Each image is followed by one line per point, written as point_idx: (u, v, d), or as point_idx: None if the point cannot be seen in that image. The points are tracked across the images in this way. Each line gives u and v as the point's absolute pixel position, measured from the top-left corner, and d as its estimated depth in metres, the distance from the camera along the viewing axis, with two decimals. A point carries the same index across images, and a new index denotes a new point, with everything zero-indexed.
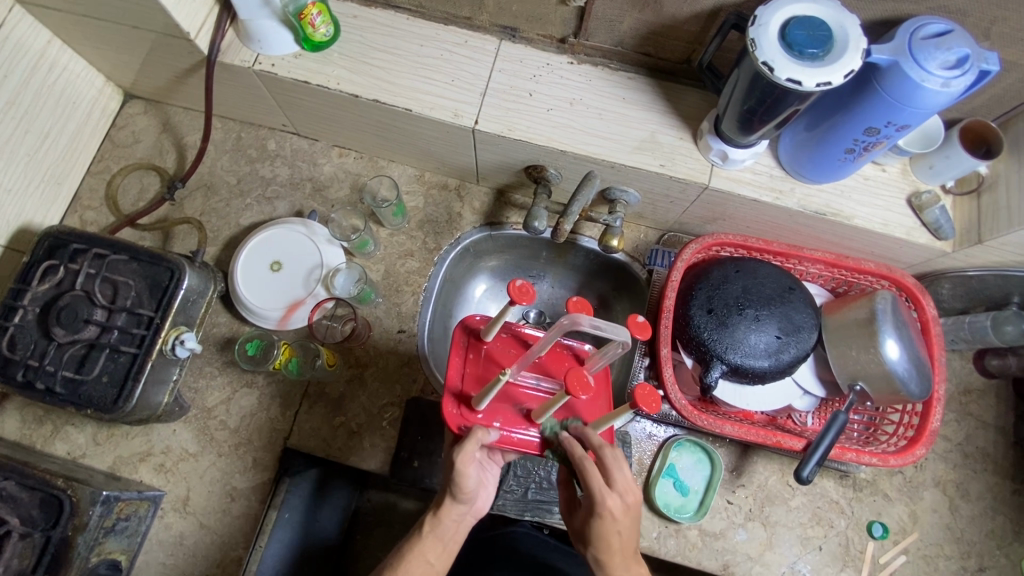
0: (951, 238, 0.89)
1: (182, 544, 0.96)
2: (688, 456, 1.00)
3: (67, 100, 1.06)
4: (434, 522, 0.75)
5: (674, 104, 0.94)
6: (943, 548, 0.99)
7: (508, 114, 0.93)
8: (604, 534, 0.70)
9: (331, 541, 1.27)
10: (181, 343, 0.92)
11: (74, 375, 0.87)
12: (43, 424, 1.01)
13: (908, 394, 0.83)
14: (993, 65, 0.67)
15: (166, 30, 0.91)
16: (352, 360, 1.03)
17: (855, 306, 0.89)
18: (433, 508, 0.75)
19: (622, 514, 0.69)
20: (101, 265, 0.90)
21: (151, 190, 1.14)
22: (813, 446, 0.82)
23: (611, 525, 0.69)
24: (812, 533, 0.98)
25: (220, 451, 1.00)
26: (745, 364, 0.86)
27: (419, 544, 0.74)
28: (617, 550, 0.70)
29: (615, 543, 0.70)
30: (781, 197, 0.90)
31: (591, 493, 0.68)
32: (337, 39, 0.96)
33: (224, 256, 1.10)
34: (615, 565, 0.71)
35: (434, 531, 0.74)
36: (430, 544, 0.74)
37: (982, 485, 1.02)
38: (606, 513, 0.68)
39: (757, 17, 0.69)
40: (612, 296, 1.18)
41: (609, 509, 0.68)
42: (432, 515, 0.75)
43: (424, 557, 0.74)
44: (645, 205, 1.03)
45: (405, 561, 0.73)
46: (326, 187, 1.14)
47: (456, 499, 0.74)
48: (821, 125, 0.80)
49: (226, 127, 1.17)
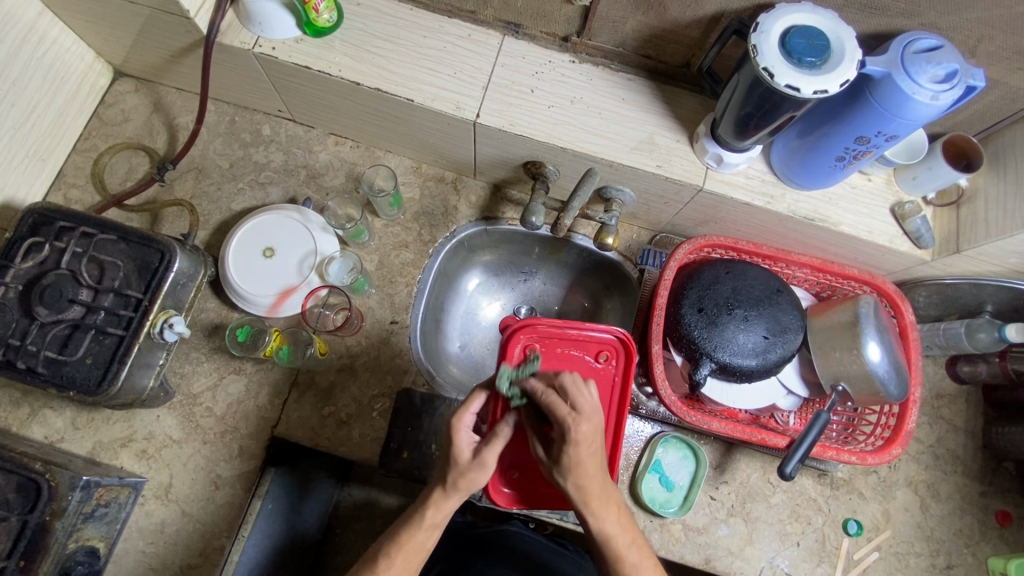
0: (931, 247, 0.93)
1: (163, 532, 0.94)
2: (673, 453, 1.02)
3: (56, 74, 1.03)
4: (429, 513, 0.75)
5: (672, 107, 0.96)
6: (913, 546, 1.03)
7: (509, 109, 0.94)
8: (583, 460, 0.70)
9: (311, 535, 1.25)
10: (169, 326, 0.90)
11: (57, 356, 0.84)
12: (19, 406, 0.98)
13: (888, 395, 0.86)
14: (979, 81, 0.70)
15: (163, 7, 0.89)
16: (343, 350, 1.03)
17: (840, 310, 0.92)
18: (432, 502, 0.75)
19: (593, 436, 0.71)
20: (89, 244, 0.88)
21: (140, 170, 1.12)
22: (797, 443, 0.85)
23: (588, 450, 0.71)
24: (790, 529, 1.01)
25: (205, 438, 0.98)
26: (733, 363, 0.89)
27: (414, 533, 0.75)
28: (594, 471, 0.71)
29: (591, 466, 0.71)
30: (772, 202, 0.93)
31: (562, 422, 0.70)
32: (340, 25, 0.96)
33: (214, 241, 1.08)
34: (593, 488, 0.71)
35: (434, 524, 0.75)
36: (428, 533, 0.75)
37: (951, 486, 1.06)
38: (579, 438, 0.70)
39: (759, 24, 0.71)
40: (602, 294, 1.20)
41: (581, 432, 0.69)
42: (432, 508, 0.75)
43: (417, 544, 0.75)
44: (639, 205, 1.05)
45: (399, 547, 0.74)
46: (322, 175, 1.13)
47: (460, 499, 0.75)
48: (814, 132, 0.83)
49: (220, 110, 1.15)
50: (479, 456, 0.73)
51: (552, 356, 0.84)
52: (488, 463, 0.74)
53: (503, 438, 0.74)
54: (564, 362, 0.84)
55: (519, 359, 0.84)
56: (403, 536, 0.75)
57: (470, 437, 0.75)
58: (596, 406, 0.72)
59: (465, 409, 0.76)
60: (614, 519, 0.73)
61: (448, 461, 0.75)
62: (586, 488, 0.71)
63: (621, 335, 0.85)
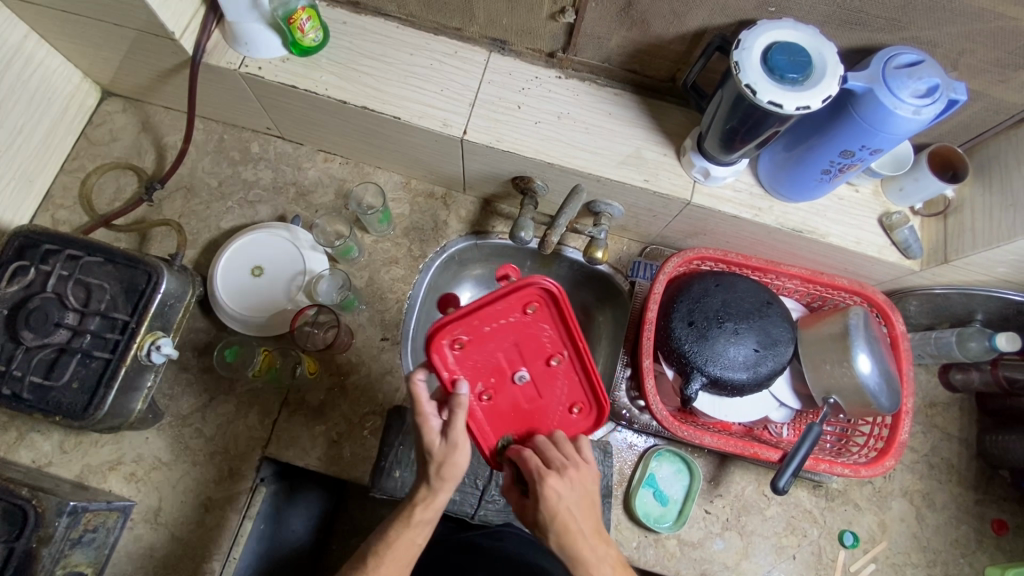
0: (920, 257, 0.93)
1: (152, 556, 0.93)
2: (667, 466, 1.02)
3: (42, 95, 1.03)
4: (413, 509, 0.74)
5: (658, 121, 0.96)
6: (910, 556, 1.02)
7: (496, 125, 0.94)
8: (559, 511, 0.70)
9: (307, 552, 1.24)
10: (157, 348, 0.89)
11: (43, 381, 0.84)
12: (6, 430, 0.97)
13: (879, 407, 0.86)
14: (961, 95, 0.71)
15: (149, 29, 0.89)
16: (334, 368, 1.02)
17: (830, 321, 0.92)
18: (421, 498, 0.74)
19: (567, 488, 0.72)
20: (75, 267, 0.87)
21: (128, 190, 1.11)
22: (789, 457, 0.85)
23: (563, 501, 0.71)
24: (786, 542, 1.01)
25: (194, 460, 0.97)
26: (723, 376, 0.88)
27: (402, 531, 0.73)
28: (575, 528, 0.70)
29: (572, 521, 0.70)
30: (760, 214, 0.93)
31: (532, 476, 0.73)
32: (326, 44, 0.96)
33: (202, 260, 1.08)
34: (579, 545, 0.69)
35: (423, 520, 0.74)
36: (419, 528, 0.74)
37: (946, 495, 1.05)
38: (549, 491, 0.71)
39: (741, 40, 0.72)
40: (594, 306, 1.20)
41: (550, 487, 0.71)
42: (420, 504, 0.74)
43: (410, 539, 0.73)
44: (628, 218, 1.04)
45: (388, 546, 0.73)
46: (311, 193, 1.13)
47: (448, 490, 0.75)
48: (799, 145, 0.83)
49: (208, 129, 1.15)
50: (451, 437, 0.74)
51: (478, 335, 0.79)
52: (462, 440, 0.74)
53: (461, 407, 0.76)
54: (496, 335, 0.80)
55: (449, 355, 0.79)
56: (392, 533, 0.73)
57: (435, 424, 0.75)
58: (573, 460, 0.76)
59: (419, 403, 0.74)
60: None
61: (424, 455, 0.75)
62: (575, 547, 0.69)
63: (546, 285, 0.77)
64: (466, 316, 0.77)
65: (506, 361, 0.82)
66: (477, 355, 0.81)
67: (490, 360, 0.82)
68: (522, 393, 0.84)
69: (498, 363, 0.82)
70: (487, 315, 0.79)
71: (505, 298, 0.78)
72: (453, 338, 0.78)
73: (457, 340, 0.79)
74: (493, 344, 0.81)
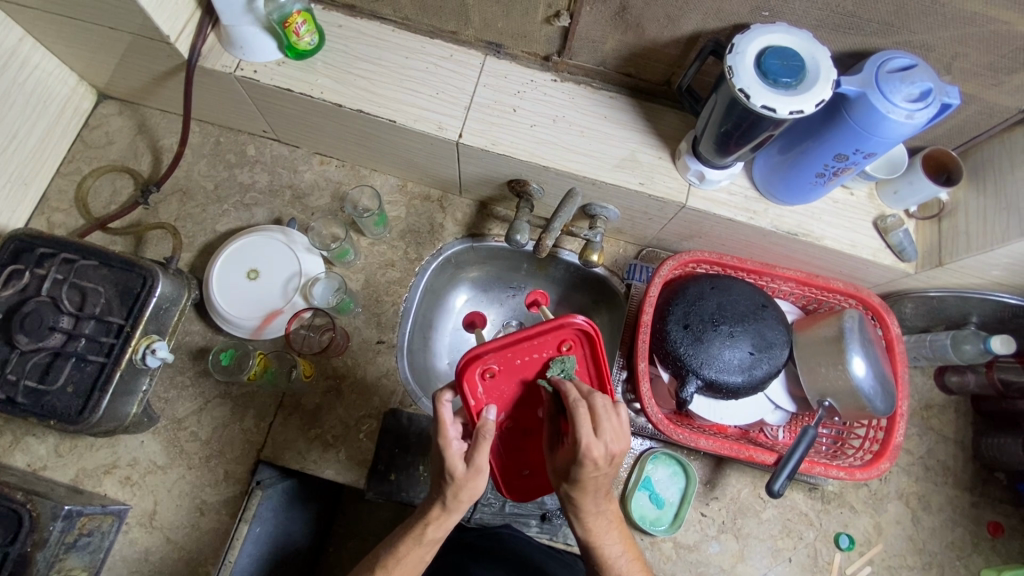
0: (914, 260, 0.93)
1: (147, 560, 0.93)
2: (663, 469, 1.01)
3: (38, 98, 1.03)
4: (425, 528, 0.74)
5: (653, 124, 0.96)
6: (906, 559, 1.02)
7: (492, 128, 0.94)
8: (587, 478, 0.70)
9: (303, 555, 1.24)
10: (152, 352, 0.89)
11: (38, 385, 0.83)
12: (1, 434, 0.97)
13: (874, 410, 0.86)
14: (954, 99, 0.70)
15: (144, 32, 0.89)
16: (329, 371, 1.02)
17: (824, 324, 0.92)
18: (433, 518, 0.74)
19: (605, 462, 0.69)
20: (70, 271, 0.87)
21: (124, 193, 1.11)
22: (784, 461, 0.85)
23: (596, 471, 0.69)
24: (782, 545, 1.01)
25: (190, 464, 0.97)
26: (719, 379, 0.88)
27: (413, 547, 0.74)
28: (591, 489, 0.72)
29: (595, 484, 0.71)
30: (755, 217, 0.93)
31: (577, 440, 0.68)
32: (322, 48, 0.96)
33: (198, 263, 1.08)
34: (587, 503, 0.73)
35: (435, 538, 0.75)
36: (428, 547, 0.75)
37: (942, 497, 1.06)
38: (589, 462, 0.68)
39: (734, 45, 0.72)
40: (591, 309, 1.20)
41: (592, 458, 0.68)
42: (432, 524, 0.74)
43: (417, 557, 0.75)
44: (624, 221, 1.05)
45: (399, 563, 0.74)
46: (307, 195, 1.13)
47: (461, 509, 0.75)
48: (794, 149, 0.83)
49: (204, 131, 1.15)
50: (474, 464, 0.72)
51: (511, 368, 0.78)
52: (484, 468, 0.72)
53: (487, 437, 0.72)
54: (526, 369, 0.79)
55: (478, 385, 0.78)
56: (402, 549, 0.74)
57: (459, 447, 0.73)
58: (619, 431, 0.70)
59: (443, 424, 0.72)
60: (602, 527, 0.76)
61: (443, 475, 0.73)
62: (583, 502, 0.73)
63: (583, 325, 0.76)
64: (503, 348, 0.76)
65: (532, 395, 0.80)
66: (504, 387, 0.79)
67: (516, 393, 0.79)
68: (543, 426, 0.82)
69: (524, 396, 0.80)
70: (522, 348, 0.77)
71: (544, 336, 0.77)
72: (485, 366, 0.77)
73: (488, 369, 0.77)
74: (523, 378, 0.79)
